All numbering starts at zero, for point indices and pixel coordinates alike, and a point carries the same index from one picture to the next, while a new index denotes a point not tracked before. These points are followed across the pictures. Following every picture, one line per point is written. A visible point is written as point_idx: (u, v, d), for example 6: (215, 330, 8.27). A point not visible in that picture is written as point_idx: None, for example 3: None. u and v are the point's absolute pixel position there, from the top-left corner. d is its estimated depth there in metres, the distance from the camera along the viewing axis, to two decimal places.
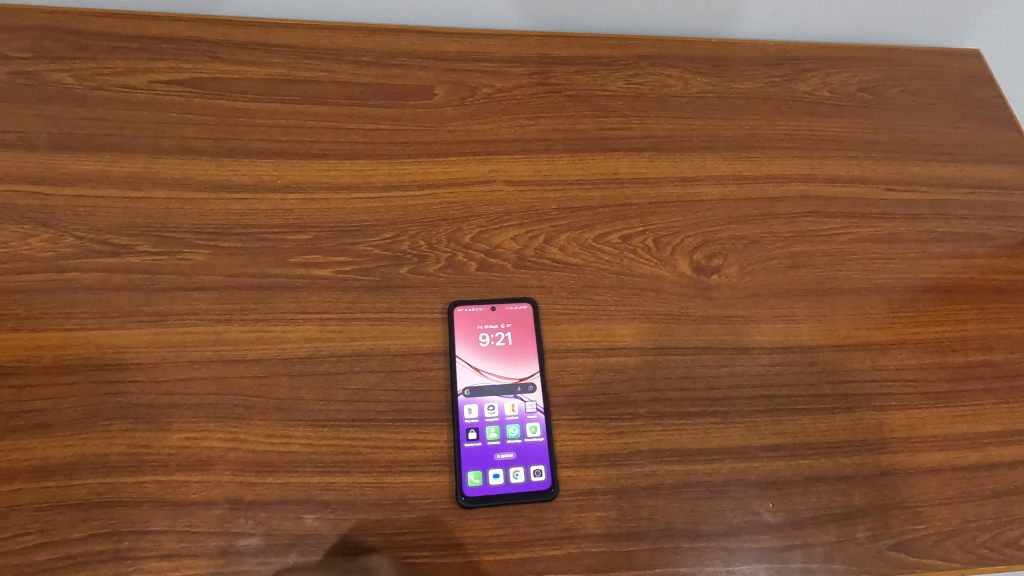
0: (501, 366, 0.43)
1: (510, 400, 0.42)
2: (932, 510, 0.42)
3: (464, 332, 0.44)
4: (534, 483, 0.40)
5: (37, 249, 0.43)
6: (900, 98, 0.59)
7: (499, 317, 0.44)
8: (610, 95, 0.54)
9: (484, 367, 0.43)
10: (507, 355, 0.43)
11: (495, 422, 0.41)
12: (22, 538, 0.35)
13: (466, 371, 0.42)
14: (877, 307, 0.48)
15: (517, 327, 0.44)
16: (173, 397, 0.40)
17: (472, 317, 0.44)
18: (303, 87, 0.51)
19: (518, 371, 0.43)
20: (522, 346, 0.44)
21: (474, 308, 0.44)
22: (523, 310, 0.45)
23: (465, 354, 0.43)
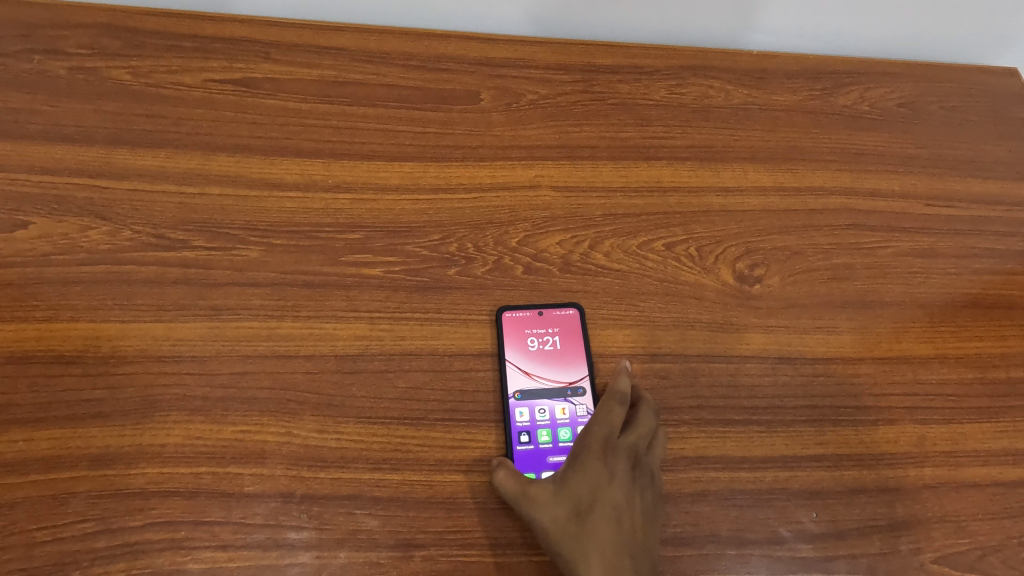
0: (550, 370, 0.44)
1: (560, 403, 0.43)
2: (974, 525, 0.42)
3: (513, 336, 0.44)
4: None
5: (96, 242, 0.43)
6: (939, 114, 0.59)
7: (547, 321, 0.45)
8: (653, 104, 0.55)
9: (534, 371, 0.43)
10: (555, 359, 0.44)
11: (546, 425, 0.42)
12: (81, 524, 0.36)
13: (516, 375, 0.43)
14: (919, 321, 0.49)
15: (565, 331, 0.45)
16: (228, 390, 0.40)
17: (521, 322, 0.44)
18: (353, 89, 0.52)
19: (567, 375, 0.44)
20: (571, 350, 0.44)
21: (522, 313, 0.45)
22: (570, 315, 0.45)
23: (515, 358, 0.43)
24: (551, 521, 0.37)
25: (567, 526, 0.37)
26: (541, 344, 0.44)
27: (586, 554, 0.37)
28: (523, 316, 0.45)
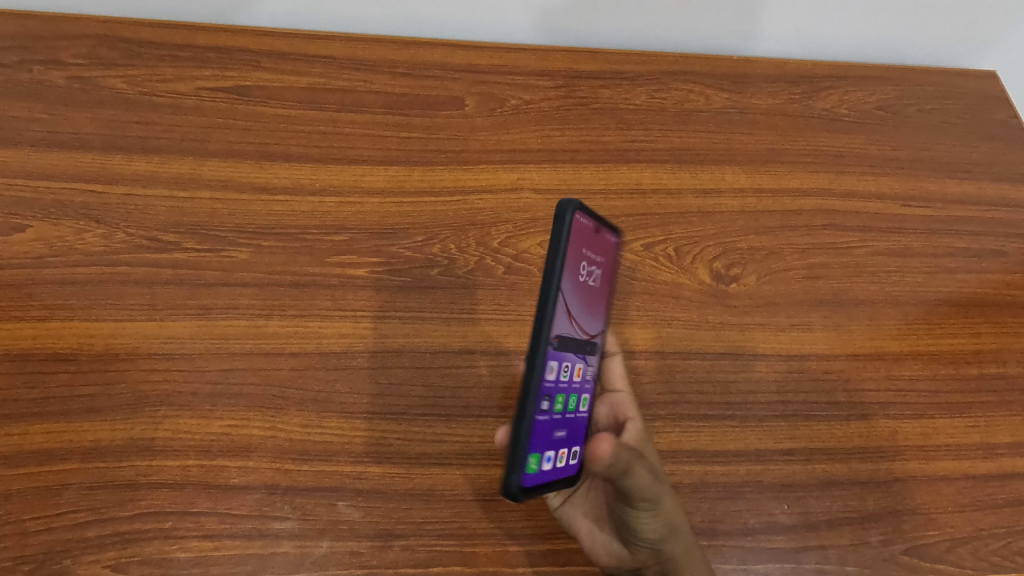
0: (584, 314, 0.38)
1: (578, 364, 0.38)
2: (944, 518, 0.43)
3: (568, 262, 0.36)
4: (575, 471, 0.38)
5: (91, 244, 0.45)
6: (916, 117, 0.60)
7: (600, 252, 0.40)
8: (634, 109, 0.56)
9: (577, 306, 0.37)
10: (590, 302, 0.39)
11: (564, 388, 0.37)
12: (73, 515, 0.37)
13: (564, 312, 0.36)
14: (893, 319, 0.50)
15: (605, 271, 0.41)
16: (215, 386, 0.42)
17: (587, 240, 0.38)
18: (341, 96, 0.53)
19: (594, 323, 0.40)
20: (604, 294, 0.41)
21: (587, 223, 0.38)
22: (613, 252, 0.42)
23: (571, 283, 0.36)
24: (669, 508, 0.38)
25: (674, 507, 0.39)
26: (588, 275, 0.38)
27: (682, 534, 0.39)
28: (591, 234, 0.38)
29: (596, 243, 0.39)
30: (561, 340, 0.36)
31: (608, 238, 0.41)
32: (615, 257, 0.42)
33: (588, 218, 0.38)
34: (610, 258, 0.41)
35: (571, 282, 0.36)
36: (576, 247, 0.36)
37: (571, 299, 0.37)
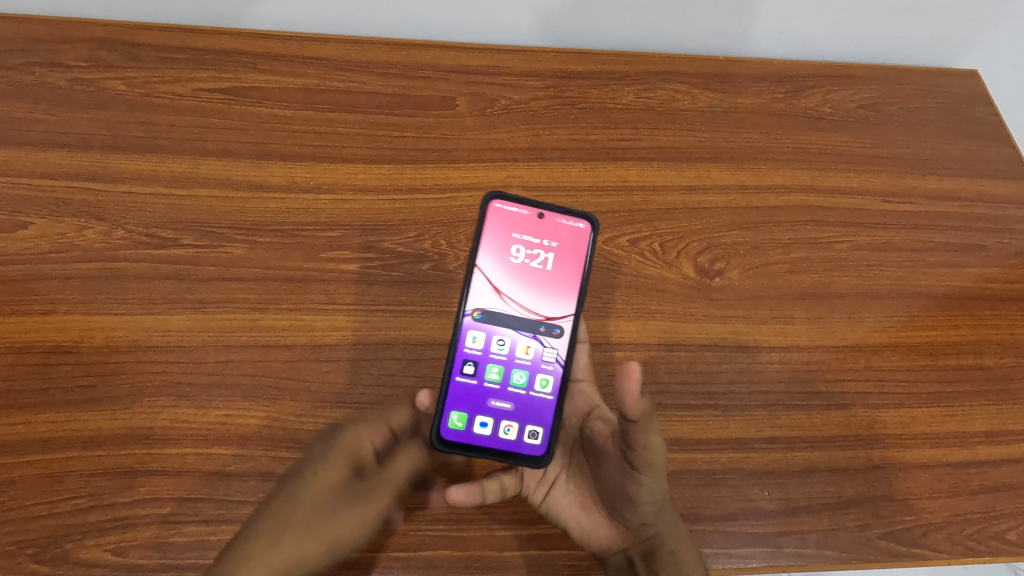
0: (531, 296, 0.42)
1: (526, 341, 0.41)
2: (921, 503, 0.44)
3: (489, 244, 0.42)
4: (526, 445, 0.40)
5: (91, 240, 0.47)
6: (899, 116, 0.61)
7: (549, 233, 0.42)
8: (621, 108, 0.58)
9: (514, 284, 0.42)
10: (541, 285, 0.42)
11: (499, 361, 0.41)
12: (74, 501, 0.39)
13: (486, 287, 0.41)
14: (873, 311, 0.51)
15: (567, 252, 0.42)
16: (212, 377, 0.43)
17: (523, 224, 0.42)
18: (335, 96, 0.55)
19: (554, 304, 0.42)
20: (566, 275, 0.42)
21: (523, 210, 0.42)
22: (579, 232, 0.43)
23: (496, 263, 0.42)
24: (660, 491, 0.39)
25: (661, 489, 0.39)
26: (533, 258, 0.42)
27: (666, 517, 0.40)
28: (527, 217, 0.42)
29: (543, 225, 0.42)
30: (488, 315, 0.41)
31: (569, 219, 0.43)
32: (584, 237, 0.43)
33: (520, 202, 0.42)
34: (574, 239, 0.43)
35: (498, 263, 0.42)
36: (501, 232, 0.42)
37: (501, 278, 0.41)
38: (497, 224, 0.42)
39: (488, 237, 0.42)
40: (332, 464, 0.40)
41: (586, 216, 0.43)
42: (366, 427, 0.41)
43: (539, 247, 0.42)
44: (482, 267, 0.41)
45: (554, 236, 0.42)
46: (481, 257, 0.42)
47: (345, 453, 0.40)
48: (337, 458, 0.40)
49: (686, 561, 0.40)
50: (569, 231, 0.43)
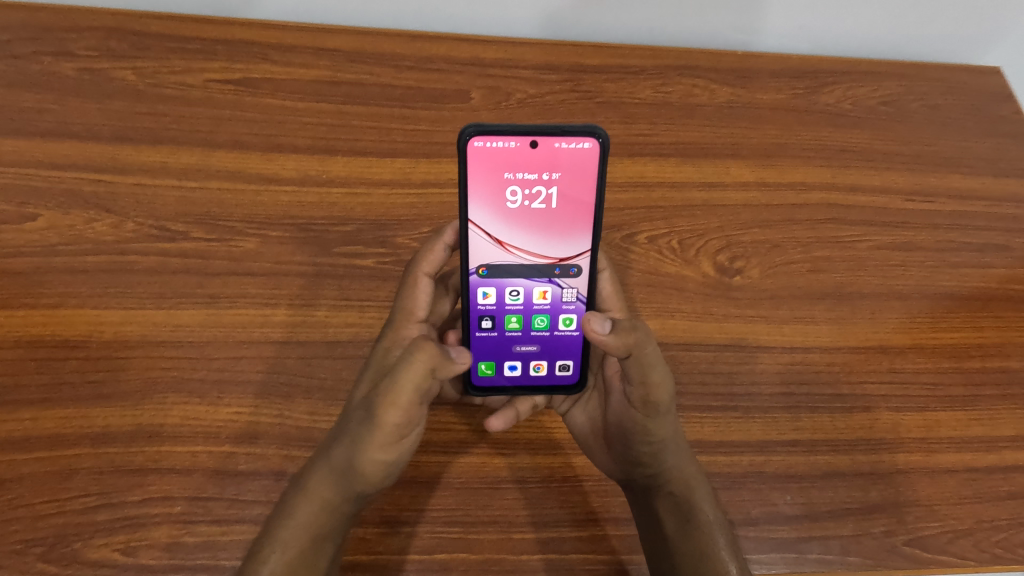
0: (539, 238, 0.40)
1: (541, 287, 0.41)
2: (947, 509, 0.43)
3: (480, 193, 0.38)
4: (559, 377, 0.42)
5: (101, 233, 0.46)
6: (921, 112, 0.60)
7: (547, 163, 0.38)
8: (638, 103, 0.57)
9: (517, 233, 0.39)
10: (547, 222, 0.39)
11: (517, 311, 0.41)
12: (83, 499, 0.38)
13: (486, 244, 0.39)
14: (896, 312, 0.50)
15: (572, 182, 0.39)
16: (224, 374, 0.42)
17: (514, 160, 0.38)
18: (348, 88, 0.53)
19: (567, 241, 0.40)
20: (574, 207, 0.39)
21: (511, 143, 0.38)
22: (582, 155, 0.38)
23: (492, 214, 0.39)
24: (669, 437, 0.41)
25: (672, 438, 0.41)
26: (533, 194, 0.39)
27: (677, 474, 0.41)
28: (518, 150, 0.38)
29: (538, 154, 0.38)
30: (494, 270, 0.40)
31: (567, 141, 0.38)
32: (588, 160, 0.38)
33: (506, 135, 0.37)
34: (578, 166, 0.38)
35: (494, 211, 0.39)
36: (490, 174, 0.38)
37: (503, 226, 0.39)
38: (484, 165, 0.38)
39: (475, 182, 0.38)
40: (365, 382, 0.40)
41: (589, 133, 0.37)
42: (392, 336, 0.41)
43: (540, 183, 0.38)
44: (478, 218, 0.39)
45: (553, 164, 0.38)
46: (474, 206, 0.38)
47: (377, 366, 0.40)
48: (370, 376, 0.40)
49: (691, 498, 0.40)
50: (570, 156, 0.38)
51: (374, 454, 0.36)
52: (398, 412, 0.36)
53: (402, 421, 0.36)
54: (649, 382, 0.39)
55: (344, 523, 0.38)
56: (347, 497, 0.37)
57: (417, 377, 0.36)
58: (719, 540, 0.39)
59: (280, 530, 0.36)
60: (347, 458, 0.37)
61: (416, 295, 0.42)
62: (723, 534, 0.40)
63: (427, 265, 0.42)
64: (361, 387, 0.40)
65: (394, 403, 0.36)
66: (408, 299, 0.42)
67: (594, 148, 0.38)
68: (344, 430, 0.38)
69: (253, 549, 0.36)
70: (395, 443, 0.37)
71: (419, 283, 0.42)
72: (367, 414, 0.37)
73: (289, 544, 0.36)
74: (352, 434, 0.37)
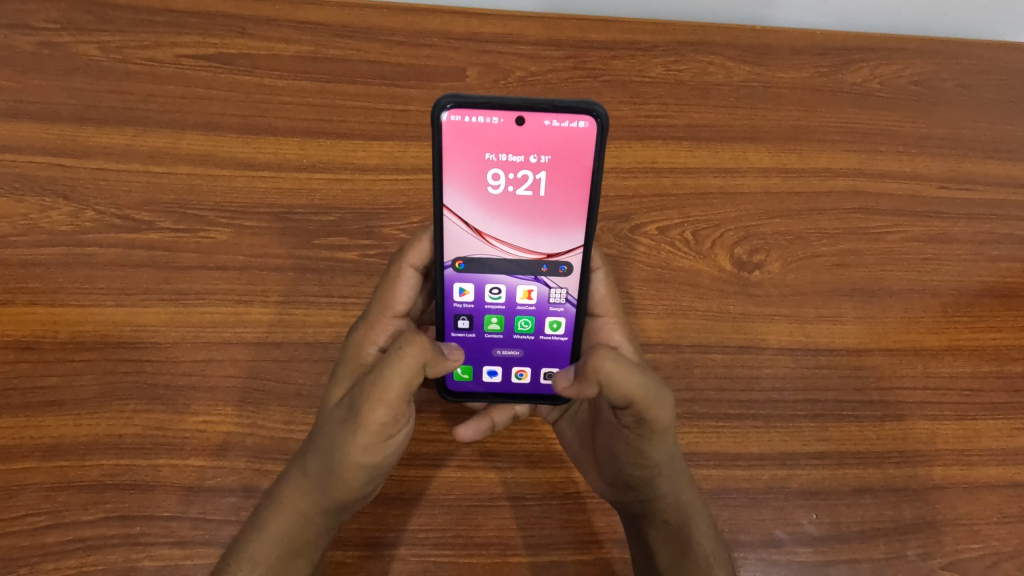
0: (523, 229, 0.35)
1: (526, 286, 0.37)
2: (988, 529, 0.39)
3: (458, 175, 0.34)
4: (544, 386, 0.38)
5: (58, 223, 0.42)
6: (957, 91, 0.55)
7: (535, 144, 0.34)
8: (649, 82, 0.52)
9: (498, 222, 0.35)
10: (534, 210, 0.35)
11: (498, 311, 0.37)
12: (32, 518, 0.34)
13: (464, 233, 0.35)
14: (930, 310, 0.45)
15: (563, 166, 0.34)
16: (191, 379, 0.38)
17: (497, 139, 0.34)
18: (331, 65, 0.49)
19: (555, 234, 0.36)
20: (565, 196, 0.35)
21: (493, 120, 0.33)
22: (576, 136, 0.34)
23: (471, 200, 0.35)
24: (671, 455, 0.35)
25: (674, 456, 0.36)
26: (518, 179, 0.35)
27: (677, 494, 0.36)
28: (502, 128, 0.34)
29: (525, 133, 0.34)
30: (471, 264, 0.36)
31: (559, 119, 0.34)
32: (583, 142, 0.34)
33: (489, 110, 0.33)
34: (570, 149, 0.34)
35: (474, 196, 0.35)
36: (470, 154, 0.34)
37: (483, 214, 0.35)
38: (465, 143, 0.34)
39: (453, 161, 0.34)
40: (342, 382, 0.35)
41: (584, 110, 0.33)
42: (367, 332, 0.36)
43: (528, 166, 0.34)
44: (456, 203, 0.35)
45: (543, 144, 0.34)
46: (451, 189, 0.34)
47: (355, 364, 0.36)
48: (348, 374, 0.35)
49: (688, 525, 0.36)
50: (562, 136, 0.34)
51: (357, 458, 0.32)
52: (385, 411, 0.32)
53: (388, 421, 0.32)
54: (641, 402, 0.33)
55: (322, 533, 0.34)
56: (326, 505, 0.33)
57: (406, 373, 0.31)
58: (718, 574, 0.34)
59: (251, 545, 0.33)
60: (325, 460, 0.33)
61: (397, 288, 0.37)
62: (723, 565, 0.35)
63: (414, 255, 0.37)
64: (338, 387, 0.35)
65: (379, 402, 0.32)
66: (388, 293, 0.37)
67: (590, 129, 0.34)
68: (320, 433, 0.34)
69: (220, 565, 0.33)
70: (380, 445, 0.33)
71: (402, 275, 0.37)
72: (349, 415, 0.33)
73: (260, 559, 0.32)
74: (331, 437, 0.33)
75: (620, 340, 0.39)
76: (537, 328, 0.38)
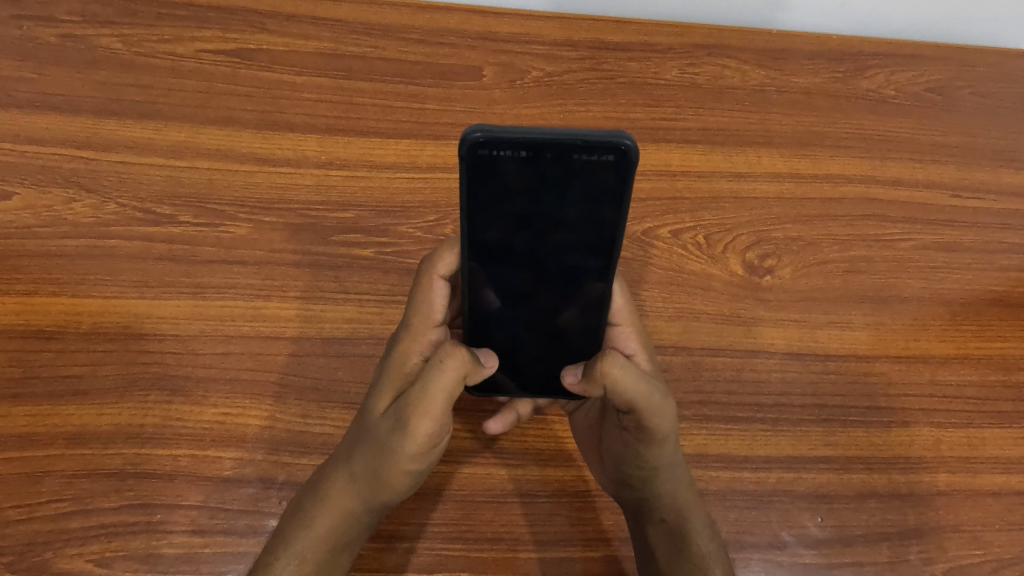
0: (550, 259, 0.34)
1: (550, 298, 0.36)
2: (990, 536, 0.39)
3: (482, 209, 0.32)
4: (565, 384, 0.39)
5: (80, 214, 0.43)
6: (971, 100, 0.55)
7: (566, 178, 0.31)
8: (664, 84, 0.52)
9: (522, 252, 0.34)
10: (562, 242, 0.33)
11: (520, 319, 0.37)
12: (55, 504, 0.35)
13: (487, 260, 0.34)
14: (939, 318, 0.46)
15: (593, 198, 0.32)
16: (210, 371, 0.39)
17: (524, 173, 0.31)
18: (350, 62, 0.49)
19: (584, 261, 0.34)
20: (594, 228, 0.33)
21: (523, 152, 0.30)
22: (607, 170, 0.31)
23: (495, 232, 0.33)
24: (673, 457, 0.37)
25: (676, 459, 0.37)
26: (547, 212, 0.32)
27: (677, 497, 0.37)
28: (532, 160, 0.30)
29: (553, 167, 0.31)
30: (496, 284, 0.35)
31: (591, 151, 0.30)
32: (615, 174, 0.31)
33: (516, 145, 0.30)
34: (601, 181, 0.31)
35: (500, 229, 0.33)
36: (496, 187, 0.31)
37: (510, 244, 0.33)
38: (490, 181, 0.31)
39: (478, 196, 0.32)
40: (386, 391, 0.36)
41: (617, 143, 0.30)
42: (411, 342, 0.37)
43: (557, 200, 0.32)
44: (481, 237, 0.33)
45: (573, 177, 0.31)
46: (475, 224, 0.33)
47: (398, 372, 0.36)
48: (392, 383, 0.36)
49: (685, 525, 0.37)
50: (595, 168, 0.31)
51: (404, 466, 0.34)
52: (430, 423, 0.34)
53: (434, 432, 0.34)
54: (643, 409, 0.35)
55: (366, 529, 0.35)
56: (371, 507, 0.35)
57: (449, 387, 0.33)
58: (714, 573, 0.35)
59: (296, 541, 0.34)
60: (371, 466, 0.34)
61: (432, 298, 0.37)
62: (720, 565, 0.36)
63: (442, 266, 0.37)
64: (382, 395, 0.36)
65: (426, 414, 0.33)
66: (423, 303, 0.37)
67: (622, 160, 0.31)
68: (365, 440, 0.35)
69: (263, 559, 0.34)
70: (425, 452, 0.34)
71: (432, 286, 0.37)
72: (395, 424, 0.34)
73: (307, 555, 0.33)
74: (377, 444, 0.34)
75: (636, 347, 0.40)
76: (560, 337, 0.38)
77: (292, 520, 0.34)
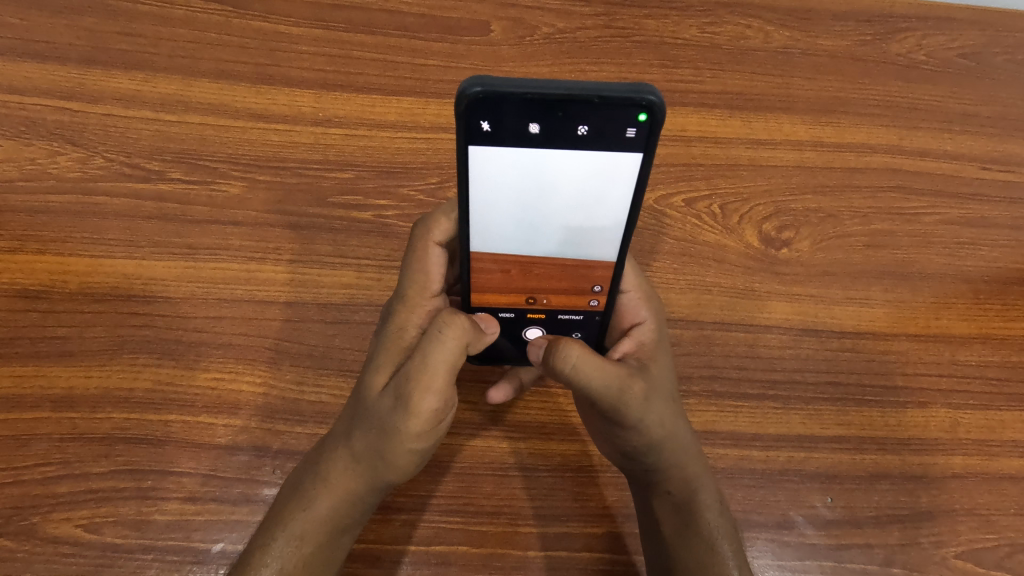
0: (559, 219, 0.32)
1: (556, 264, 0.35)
2: (1005, 521, 0.38)
3: (486, 167, 0.30)
4: None
5: (66, 169, 0.41)
6: (1006, 67, 0.52)
7: (577, 135, 0.28)
8: (682, 44, 0.49)
9: (529, 213, 0.32)
10: (573, 202, 0.31)
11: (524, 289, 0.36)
12: (42, 467, 0.34)
13: (490, 222, 0.32)
14: (963, 297, 0.44)
15: (607, 156, 0.29)
16: (202, 335, 0.37)
17: (532, 128, 0.28)
18: (350, 13, 0.47)
19: (595, 222, 0.32)
20: (608, 188, 0.30)
21: (529, 107, 0.27)
22: (624, 128, 0.28)
23: (500, 192, 0.31)
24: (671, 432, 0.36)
25: (677, 432, 0.36)
26: (557, 170, 0.30)
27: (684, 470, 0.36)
28: (540, 115, 0.28)
29: (565, 123, 0.28)
30: (499, 247, 0.34)
31: (607, 106, 0.27)
32: (633, 132, 0.28)
33: (522, 100, 0.27)
34: (617, 139, 0.28)
35: (505, 190, 0.31)
36: (500, 144, 0.29)
37: (516, 204, 0.31)
38: (493, 139, 0.28)
39: (481, 156, 0.29)
40: (384, 366, 0.34)
41: (639, 100, 0.27)
42: (407, 314, 0.35)
43: (565, 158, 0.29)
44: (484, 197, 0.31)
45: (585, 134, 0.28)
46: (478, 185, 0.31)
47: (396, 346, 0.34)
48: (391, 358, 0.34)
49: (694, 499, 0.35)
50: (611, 125, 0.28)
51: (408, 446, 0.32)
52: (435, 398, 0.32)
53: (439, 408, 0.32)
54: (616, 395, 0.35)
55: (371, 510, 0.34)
56: (375, 487, 0.33)
57: (451, 357, 0.32)
58: (723, 548, 0.34)
59: (296, 523, 0.32)
60: (373, 446, 0.32)
61: (429, 267, 0.36)
62: (728, 540, 0.34)
63: (437, 232, 0.36)
64: (379, 371, 0.34)
65: (428, 389, 0.32)
66: (419, 273, 0.36)
67: (642, 117, 0.28)
68: (364, 419, 0.33)
69: (259, 540, 0.32)
70: (432, 431, 0.33)
71: (429, 254, 0.36)
72: (396, 401, 0.32)
73: (308, 537, 0.32)
74: (378, 423, 0.32)
75: (646, 315, 0.38)
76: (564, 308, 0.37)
77: (292, 501, 0.33)
